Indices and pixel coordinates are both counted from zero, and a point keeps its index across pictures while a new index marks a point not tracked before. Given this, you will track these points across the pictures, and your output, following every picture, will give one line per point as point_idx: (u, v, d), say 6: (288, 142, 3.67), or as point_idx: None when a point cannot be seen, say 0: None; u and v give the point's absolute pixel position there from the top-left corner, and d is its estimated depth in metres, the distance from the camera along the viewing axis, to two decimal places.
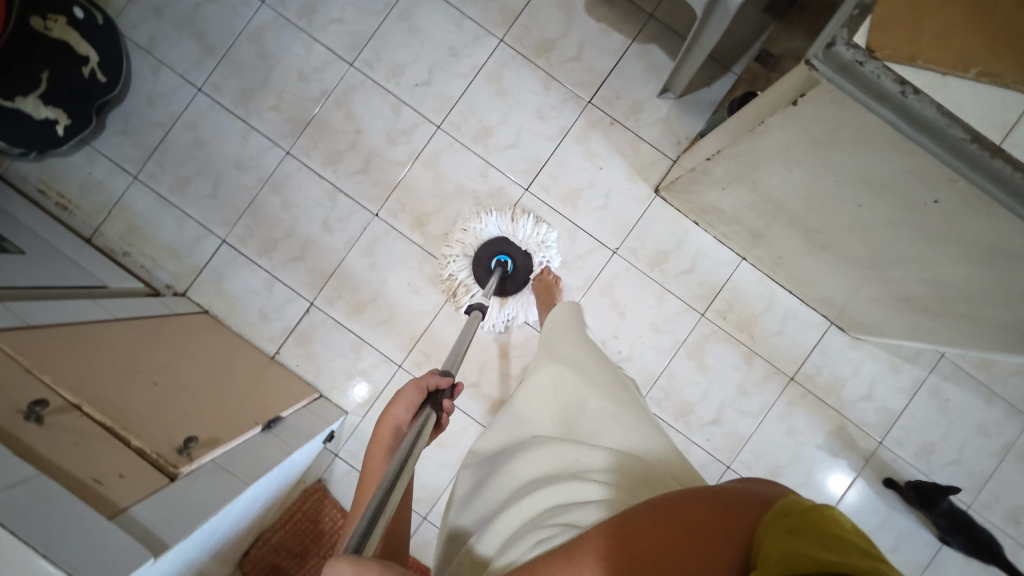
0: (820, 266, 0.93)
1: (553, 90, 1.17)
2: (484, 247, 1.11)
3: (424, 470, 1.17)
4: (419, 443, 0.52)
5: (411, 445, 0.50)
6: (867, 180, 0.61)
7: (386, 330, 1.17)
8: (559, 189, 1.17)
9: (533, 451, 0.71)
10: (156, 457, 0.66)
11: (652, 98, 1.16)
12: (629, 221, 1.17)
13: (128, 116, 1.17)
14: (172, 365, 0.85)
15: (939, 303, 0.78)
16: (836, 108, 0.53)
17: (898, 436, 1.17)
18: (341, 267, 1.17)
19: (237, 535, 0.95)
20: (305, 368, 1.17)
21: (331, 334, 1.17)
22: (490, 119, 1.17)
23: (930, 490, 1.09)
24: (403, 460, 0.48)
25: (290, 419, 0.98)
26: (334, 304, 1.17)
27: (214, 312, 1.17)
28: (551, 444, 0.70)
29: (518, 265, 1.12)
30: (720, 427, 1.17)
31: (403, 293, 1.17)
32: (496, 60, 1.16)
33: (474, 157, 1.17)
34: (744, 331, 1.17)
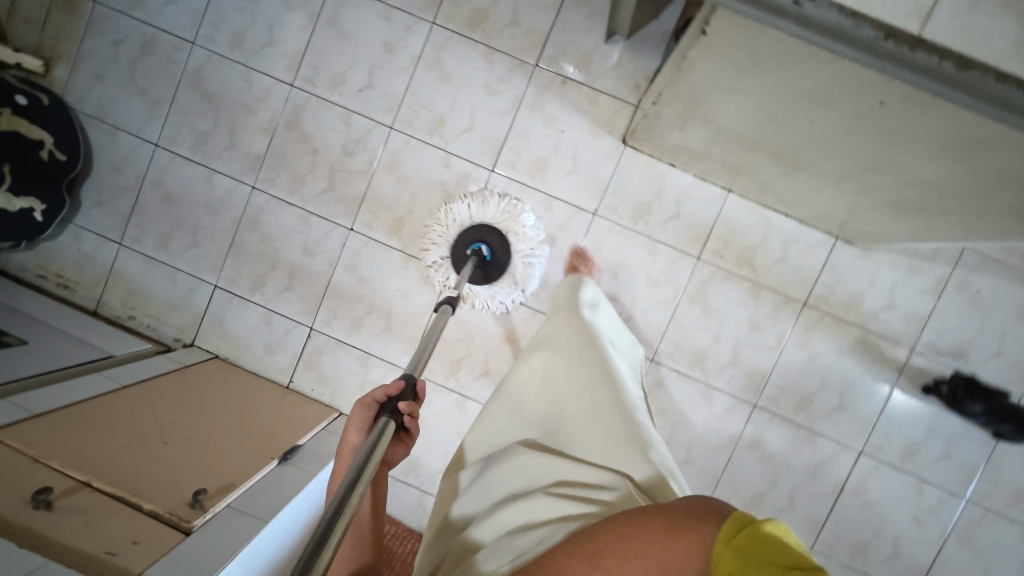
0: (802, 187, 0.88)
1: (496, 62, 1.12)
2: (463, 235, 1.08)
3: None
4: (376, 451, 0.49)
5: (366, 457, 0.48)
6: (807, 95, 0.56)
7: (387, 338, 1.18)
8: (525, 162, 1.13)
9: (518, 451, 0.75)
10: (169, 515, 0.69)
11: (600, 45, 1.10)
12: (603, 179, 1.12)
13: (99, 187, 1.20)
14: (181, 420, 0.89)
15: (932, 204, 0.73)
16: (742, 31, 0.49)
17: (931, 338, 1.11)
18: (329, 287, 1.18)
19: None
20: (321, 391, 1.20)
21: (336, 354, 1.19)
22: (440, 108, 1.14)
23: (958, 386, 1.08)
24: (351, 481, 0.44)
25: (309, 446, 1.01)
26: (332, 324, 1.19)
27: (224, 354, 1.21)
28: (531, 454, 0.74)
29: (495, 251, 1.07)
30: (738, 367, 1.14)
31: (395, 300, 1.17)
32: (432, 45, 1.12)
33: (434, 150, 1.15)
34: (745, 266, 1.12)
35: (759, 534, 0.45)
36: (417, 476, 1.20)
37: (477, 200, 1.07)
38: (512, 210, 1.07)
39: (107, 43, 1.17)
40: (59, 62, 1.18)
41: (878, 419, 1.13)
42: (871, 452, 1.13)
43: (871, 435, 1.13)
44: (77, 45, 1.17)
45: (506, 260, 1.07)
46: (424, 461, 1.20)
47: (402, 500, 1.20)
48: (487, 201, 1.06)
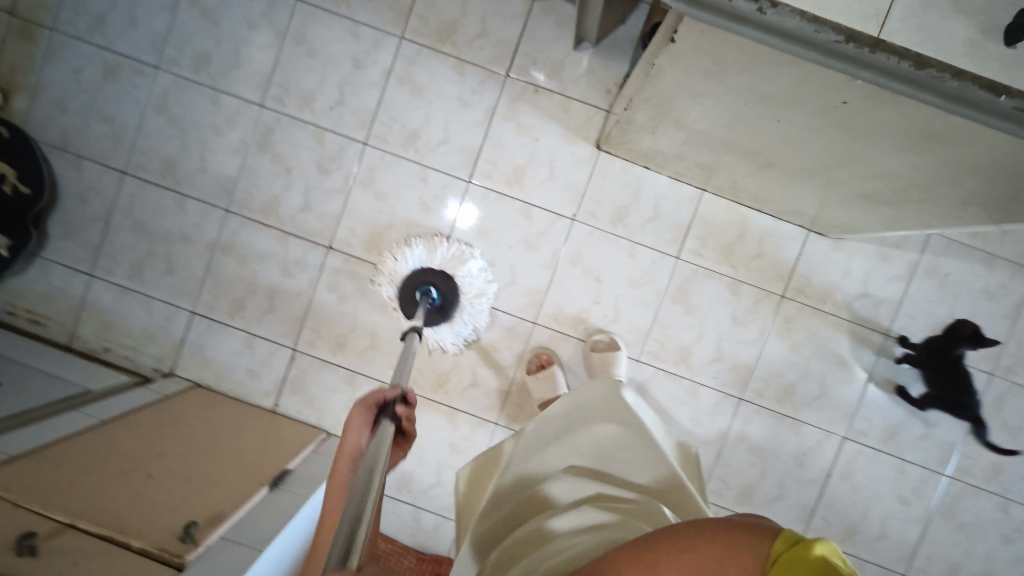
0: (774, 183, 0.91)
1: (468, 74, 1.13)
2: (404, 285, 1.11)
3: (447, 477, 1.18)
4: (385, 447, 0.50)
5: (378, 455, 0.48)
6: (772, 97, 0.57)
7: (373, 355, 1.17)
8: (502, 171, 1.14)
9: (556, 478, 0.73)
10: (160, 551, 0.68)
11: (570, 53, 1.11)
12: (580, 185, 1.13)
13: (66, 218, 1.17)
14: (167, 451, 0.87)
15: (898, 194, 0.75)
16: (707, 40, 0.50)
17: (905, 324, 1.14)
18: (311, 307, 1.17)
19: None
20: (308, 413, 1.18)
21: (322, 374, 1.17)
22: (414, 121, 1.14)
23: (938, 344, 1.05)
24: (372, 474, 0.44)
25: (299, 469, 0.99)
26: (316, 344, 1.17)
27: (205, 382, 1.18)
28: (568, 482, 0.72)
29: (443, 293, 1.10)
30: (723, 362, 1.16)
31: (378, 316, 1.17)
32: (403, 59, 1.13)
33: (410, 164, 1.14)
34: (723, 263, 1.14)
35: (813, 558, 0.41)
36: (411, 491, 1.19)
37: (426, 244, 1.11)
38: (460, 253, 1.12)
39: (68, 70, 1.15)
40: (17, 93, 1.15)
41: (859, 405, 1.15)
42: (856, 437, 1.16)
43: (854, 421, 1.16)
44: (36, 74, 1.15)
45: (455, 299, 1.11)
46: (417, 476, 1.19)
47: (397, 517, 1.18)
48: (434, 244, 1.11)
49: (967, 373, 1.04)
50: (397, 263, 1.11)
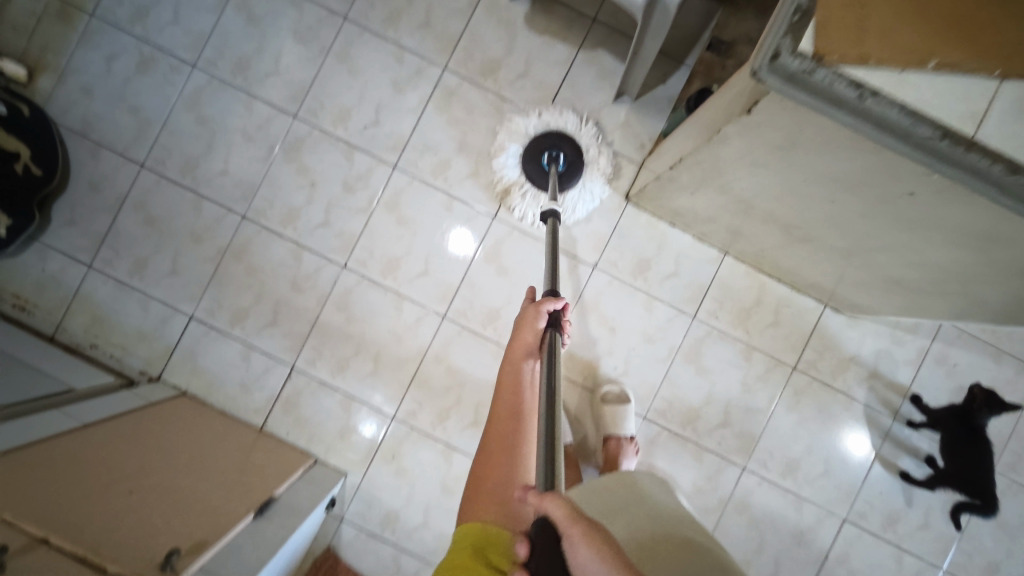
0: (803, 257, 0.91)
1: (506, 111, 1.13)
2: (535, 141, 1.09)
3: (434, 519, 1.12)
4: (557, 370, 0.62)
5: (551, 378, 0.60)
6: (835, 179, 0.57)
7: (373, 381, 1.13)
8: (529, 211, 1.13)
9: None
10: None
11: (608, 105, 1.13)
12: (605, 233, 1.13)
13: (72, 205, 1.12)
14: (150, 465, 0.81)
15: (933, 285, 0.76)
16: (790, 116, 0.50)
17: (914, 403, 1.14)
18: (316, 324, 1.13)
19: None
20: (297, 436, 1.13)
21: (317, 396, 1.13)
22: (447, 151, 1.13)
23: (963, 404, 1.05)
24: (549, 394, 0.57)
25: (284, 497, 0.94)
26: (316, 364, 1.13)
27: (193, 391, 1.12)
28: None
29: (569, 158, 1.09)
30: (729, 428, 1.14)
31: (385, 341, 1.13)
32: (443, 89, 1.13)
33: (437, 192, 1.13)
34: (739, 327, 1.14)
35: None
36: (394, 531, 1.13)
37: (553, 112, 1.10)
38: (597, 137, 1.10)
39: (101, 58, 1.13)
40: (44, 73, 1.12)
41: (861, 488, 1.14)
42: (855, 520, 1.14)
43: (855, 503, 1.14)
44: (67, 57, 1.12)
45: (576, 164, 1.09)
46: (402, 515, 1.13)
47: (376, 557, 1.12)
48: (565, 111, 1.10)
49: (986, 441, 1.03)
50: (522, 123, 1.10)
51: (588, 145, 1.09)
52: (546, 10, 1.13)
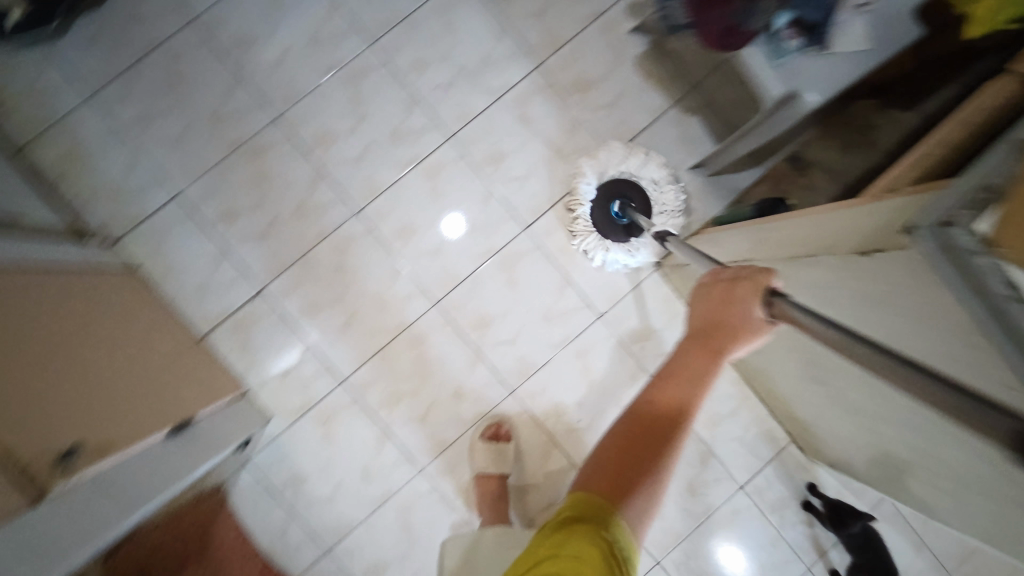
0: (807, 394, 0.90)
1: (579, 133, 1.09)
2: (604, 189, 1.05)
3: (340, 498, 1.05)
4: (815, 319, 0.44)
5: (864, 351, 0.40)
6: (910, 350, 0.55)
7: (339, 338, 1.05)
8: (559, 237, 1.09)
9: None
10: (21, 469, 0.55)
11: (677, 169, 1.11)
12: (622, 289, 1.10)
13: (98, 27, 1.01)
14: (78, 339, 0.73)
15: (924, 479, 0.74)
16: (911, 276, 0.50)
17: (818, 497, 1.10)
18: (304, 258, 1.05)
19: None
20: (235, 361, 1.03)
21: (275, 329, 1.04)
22: (507, 145, 1.08)
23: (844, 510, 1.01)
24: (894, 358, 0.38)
25: (204, 423, 0.85)
26: (286, 297, 1.04)
27: (146, 272, 1.02)
28: None
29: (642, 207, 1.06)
30: (659, 520, 1.12)
31: (367, 303, 1.06)
32: (528, 84, 1.08)
33: (480, 181, 1.08)
34: (707, 428, 1.13)
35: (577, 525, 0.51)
36: (294, 495, 1.05)
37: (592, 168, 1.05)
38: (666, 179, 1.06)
39: None
40: None
41: None
42: None
43: None
44: None
45: (641, 202, 1.06)
46: (309, 483, 1.05)
47: (265, 514, 1.04)
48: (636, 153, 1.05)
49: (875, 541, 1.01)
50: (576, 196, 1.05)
51: (661, 205, 1.06)
52: (657, 56, 1.10)
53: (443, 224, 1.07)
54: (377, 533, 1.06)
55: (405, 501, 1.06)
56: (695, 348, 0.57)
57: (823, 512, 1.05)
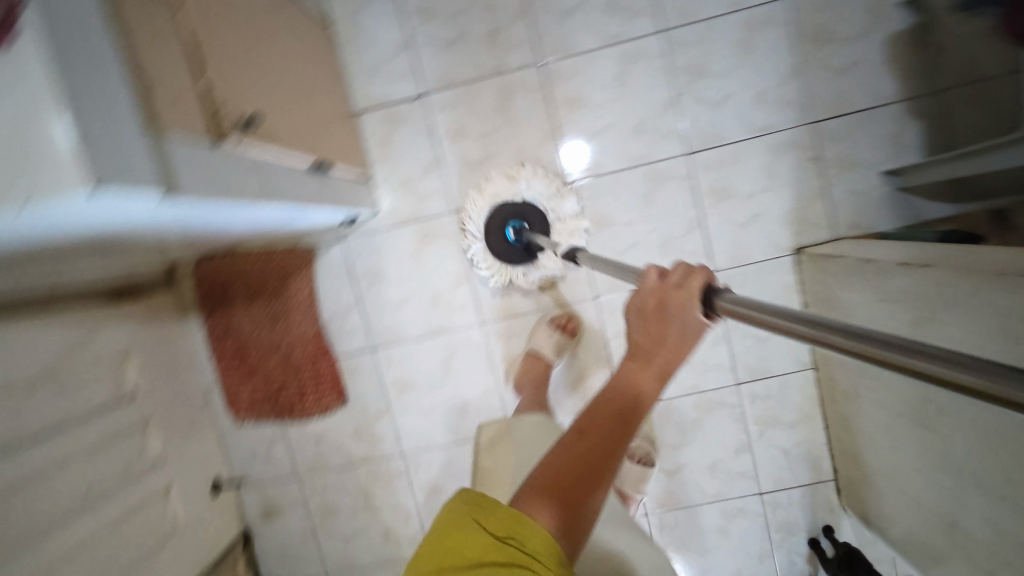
0: (895, 434, 0.84)
1: (791, 85, 1.01)
2: (497, 214, 1.05)
3: (405, 311, 1.11)
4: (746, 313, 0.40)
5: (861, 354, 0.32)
6: None
7: (469, 171, 1.07)
8: (715, 178, 1.05)
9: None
10: (213, 107, 0.58)
11: (870, 167, 1.02)
12: (749, 256, 1.06)
13: None
14: (269, 44, 0.76)
15: (984, 563, 0.69)
16: None
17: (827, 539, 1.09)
18: (474, 83, 1.05)
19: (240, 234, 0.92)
20: (373, 147, 1.08)
21: (418, 136, 1.07)
22: (713, 63, 1.02)
23: (858, 561, 0.99)
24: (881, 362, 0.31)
25: (332, 180, 0.89)
26: (442, 112, 1.06)
27: (335, 31, 1.06)
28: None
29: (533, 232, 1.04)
30: (667, 479, 1.12)
31: (509, 153, 1.06)
32: (767, 11, 1.00)
33: (669, 87, 1.03)
34: (759, 426, 1.09)
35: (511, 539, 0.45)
36: (367, 287, 1.11)
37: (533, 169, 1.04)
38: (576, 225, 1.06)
39: None
40: None
41: None
42: None
43: None
44: None
45: (542, 229, 1.05)
46: (385, 285, 1.11)
47: (338, 291, 1.11)
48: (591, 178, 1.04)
49: None
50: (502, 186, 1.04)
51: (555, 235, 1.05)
52: (916, 41, 0.98)
53: (564, 153, 1.06)
54: (421, 356, 1.12)
55: (456, 342, 1.11)
56: (637, 367, 0.47)
57: (833, 554, 1.03)
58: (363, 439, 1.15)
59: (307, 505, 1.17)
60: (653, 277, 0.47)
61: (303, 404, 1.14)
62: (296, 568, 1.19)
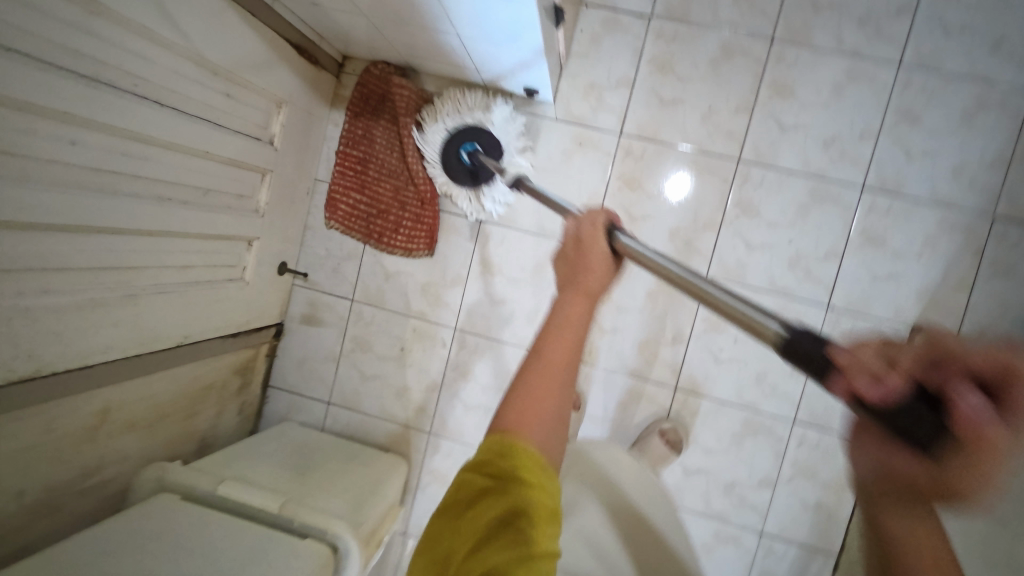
0: None
1: (991, 173, 1.00)
2: (460, 132, 1.05)
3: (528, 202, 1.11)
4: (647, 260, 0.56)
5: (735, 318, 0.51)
6: None
7: (653, 105, 1.07)
8: (875, 223, 1.03)
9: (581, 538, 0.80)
10: None
11: None
12: (869, 310, 1.04)
13: None
14: None
15: None
16: None
17: None
18: (701, 28, 1.05)
19: (456, 48, 0.90)
20: (579, 40, 1.08)
21: (625, 50, 1.07)
22: (929, 118, 1.01)
23: None
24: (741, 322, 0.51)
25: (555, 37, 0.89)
26: (658, 39, 1.06)
27: None
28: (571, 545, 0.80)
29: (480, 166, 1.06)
30: (682, 476, 1.10)
31: (698, 106, 1.06)
32: (1005, 95, 0.99)
33: (877, 119, 1.02)
34: (793, 470, 1.07)
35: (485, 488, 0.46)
36: None
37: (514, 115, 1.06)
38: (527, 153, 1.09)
39: None
40: None
41: None
42: None
43: None
44: None
45: (603, 174, 1.09)
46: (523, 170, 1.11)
47: None
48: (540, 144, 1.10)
49: None
50: (459, 114, 1.05)
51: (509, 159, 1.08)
52: None
53: (748, 132, 1.05)
54: (519, 249, 1.12)
55: None
56: (571, 294, 0.55)
57: None
58: (428, 295, 1.16)
59: (346, 328, 1.18)
60: (571, 224, 0.61)
61: (391, 237, 1.13)
62: (306, 380, 1.20)
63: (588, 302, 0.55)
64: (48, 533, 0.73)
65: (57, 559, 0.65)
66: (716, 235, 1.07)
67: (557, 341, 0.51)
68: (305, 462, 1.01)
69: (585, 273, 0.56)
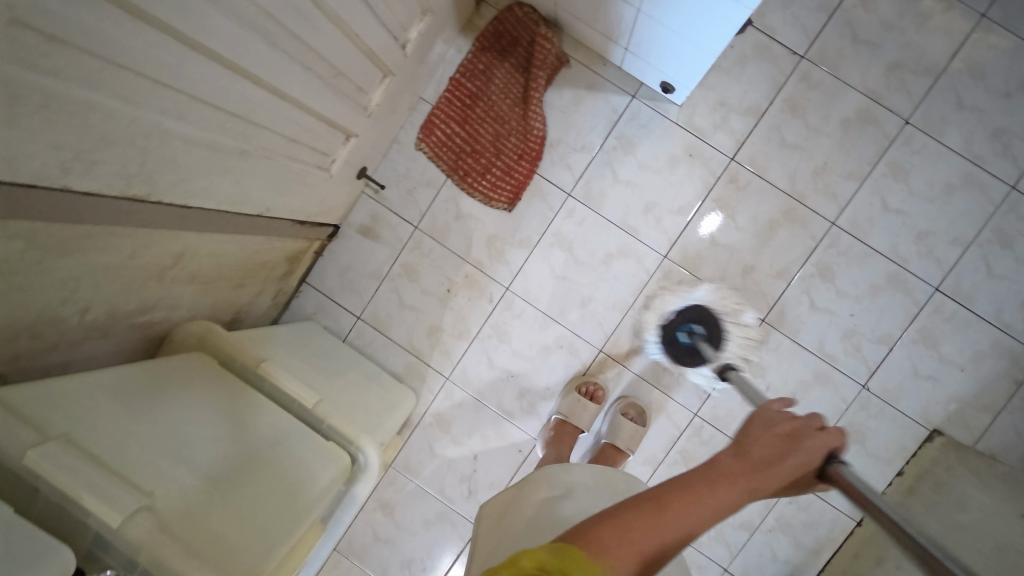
0: None
1: None
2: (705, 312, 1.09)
3: (621, 192, 1.11)
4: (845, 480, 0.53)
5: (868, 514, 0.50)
6: None
7: (774, 142, 1.07)
8: (935, 324, 1.06)
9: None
10: None
11: None
12: (899, 402, 1.08)
13: None
14: None
15: None
16: None
17: None
18: (844, 86, 1.05)
19: (626, 20, 0.89)
20: (726, 54, 1.07)
21: (766, 80, 1.06)
22: (1018, 246, 1.04)
23: None
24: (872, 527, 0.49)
25: None
26: (801, 81, 1.06)
27: None
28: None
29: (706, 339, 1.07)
30: None
31: (815, 158, 1.07)
32: None
33: (972, 230, 1.05)
34: (775, 522, 1.11)
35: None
36: (612, 148, 1.11)
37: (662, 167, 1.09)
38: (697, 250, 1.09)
39: None
40: None
41: None
42: None
43: None
44: None
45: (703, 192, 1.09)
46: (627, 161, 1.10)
47: (589, 129, 1.11)
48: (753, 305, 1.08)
49: None
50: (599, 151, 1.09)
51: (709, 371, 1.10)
52: None
53: (852, 199, 1.06)
54: (597, 235, 1.12)
55: (632, 251, 1.11)
56: (727, 475, 0.54)
57: None
58: (491, 248, 1.15)
59: (401, 252, 1.16)
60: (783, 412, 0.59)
61: (476, 180, 1.12)
62: (343, 289, 1.18)
63: (738, 493, 0.53)
64: (91, 354, 0.70)
65: (88, 379, 0.61)
66: (787, 284, 1.09)
67: (690, 507, 0.52)
68: (334, 367, 1.00)
69: (766, 468, 0.54)
